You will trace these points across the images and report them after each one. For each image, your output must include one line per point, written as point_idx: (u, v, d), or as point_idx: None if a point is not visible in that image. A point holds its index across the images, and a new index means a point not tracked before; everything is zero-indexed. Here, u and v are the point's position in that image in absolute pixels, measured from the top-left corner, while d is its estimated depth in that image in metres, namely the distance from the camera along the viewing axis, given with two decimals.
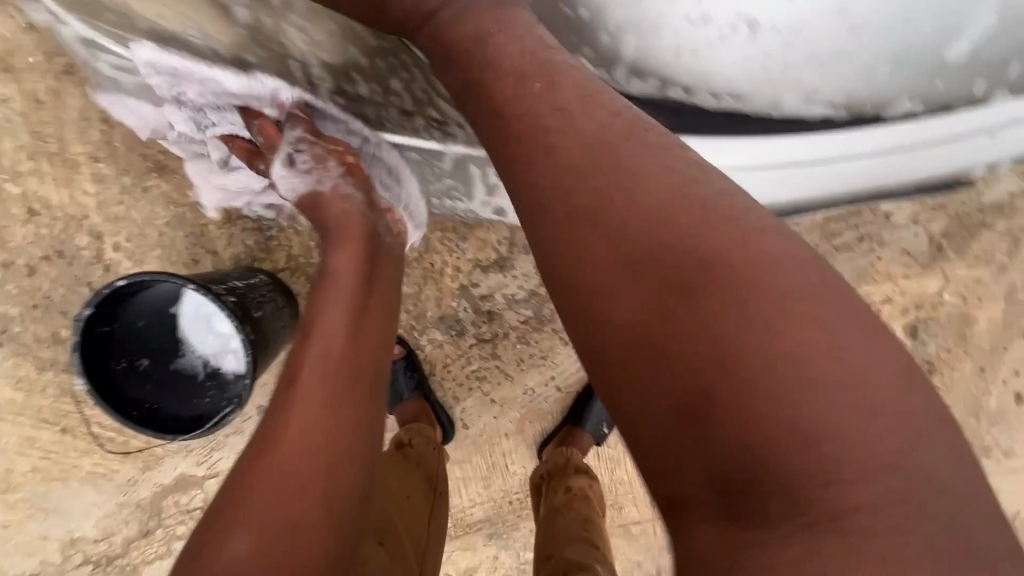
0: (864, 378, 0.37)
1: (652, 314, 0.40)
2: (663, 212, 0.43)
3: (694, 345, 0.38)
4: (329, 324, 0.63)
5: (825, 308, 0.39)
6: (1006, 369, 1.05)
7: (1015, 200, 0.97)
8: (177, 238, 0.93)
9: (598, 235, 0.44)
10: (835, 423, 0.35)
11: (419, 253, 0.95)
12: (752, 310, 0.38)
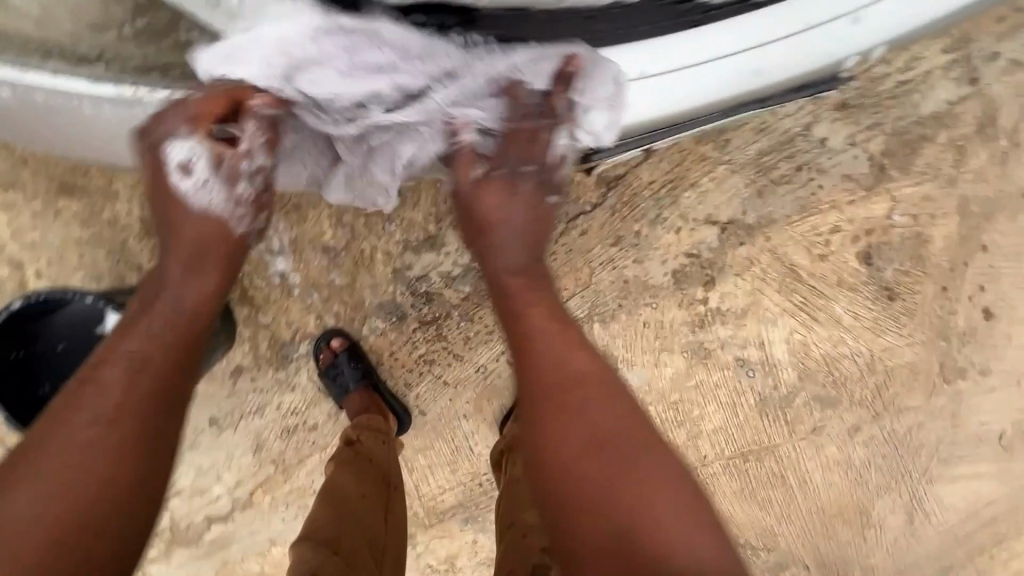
0: (664, 476, 0.55)
1: (547, 378, 0.61)
2: (552, 351, 0.63)
3: (570, 432, 0.58)
4: (148, 333, 0.57)
5: (630, 413, 0.59)
6: (970, 286, 1.01)
7: (954, 108, 0.93)
8: (98, 257, 0.91)
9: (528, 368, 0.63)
10: (658, 521, 0.52)
11: (347, 241, 0.92)
12: (596, 417, 0.58)
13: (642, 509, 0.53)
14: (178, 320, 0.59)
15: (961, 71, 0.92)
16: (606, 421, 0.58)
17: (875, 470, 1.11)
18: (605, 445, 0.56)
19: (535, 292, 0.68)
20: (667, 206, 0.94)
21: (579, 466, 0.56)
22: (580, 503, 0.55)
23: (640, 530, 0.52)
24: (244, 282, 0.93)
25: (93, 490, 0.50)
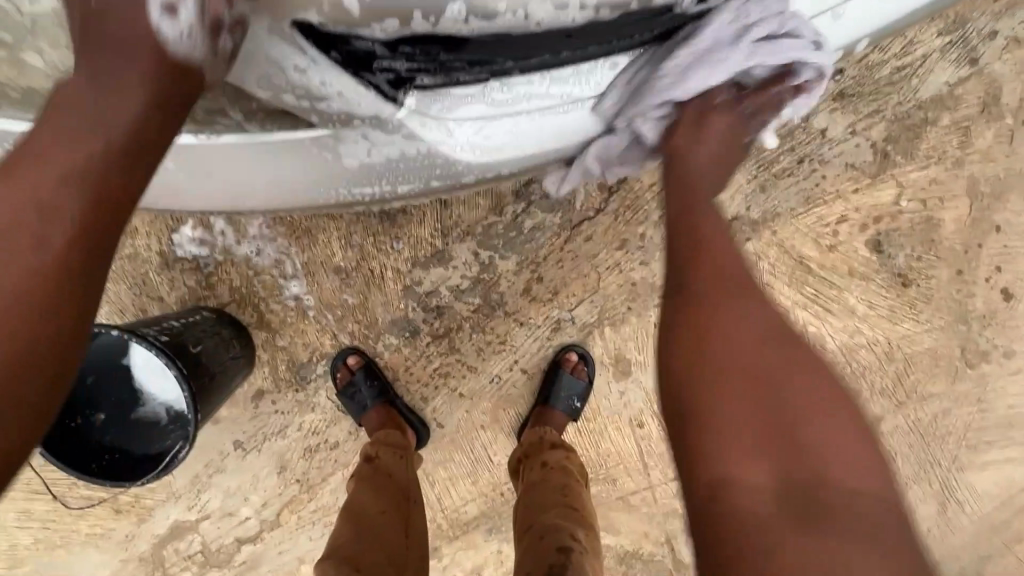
0: (830, 415, 0.48)
1: (715, 280, 0.54)
2: (714, 244, 0.56)
3: (756, 352, 0.50)
4: (85, 146, 0.45)
5: (791, 337, 0.52)
6: (986, 267, 1.00)
7: (955, 89, 0.92)
8: (121, 291, 0.94)
9: (682, 251, 0.56)
10: (824, 454, 0.46)
11: (357, 261, 0.94)
12: (758, 331, 0.52)
13: (824, 454, 0.46)
14: (127, 144, 0.47)
15: (959, 52, 0.91)
16: (769, 341, 0.51)
17: (902, 460, 1.09)
18: (782, 394, 0.48)
19: (698, 170, 0.60)
20: None
21: (758, 381, 0.49)
22: (751, 429, 0.47)
23: (817, 465, 0.46)
24: (259, 308, 0.96)
25: (14, 328, 0.41)
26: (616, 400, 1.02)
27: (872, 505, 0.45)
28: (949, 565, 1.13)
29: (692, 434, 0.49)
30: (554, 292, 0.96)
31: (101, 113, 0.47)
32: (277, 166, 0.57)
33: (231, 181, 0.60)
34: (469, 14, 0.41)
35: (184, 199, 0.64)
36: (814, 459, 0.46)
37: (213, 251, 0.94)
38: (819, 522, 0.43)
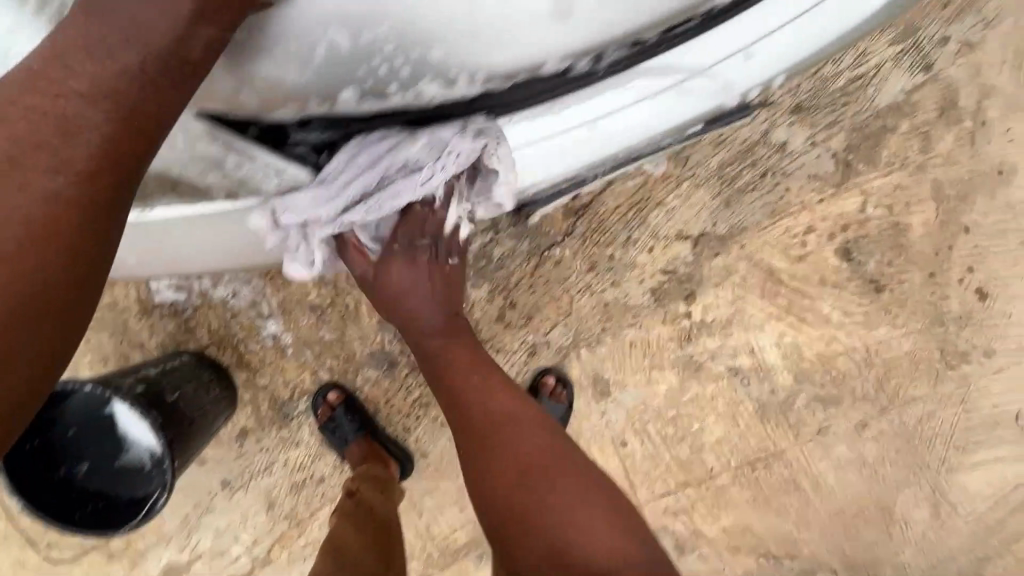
0: (581, 493, 0.67)
1: (474, 406, 0.73)
2: (481, 385, 0.75)
3: (512, 449, 0.69)
4: (115, 63, 0.37)
5: (545, 439, 0.70)
6: (959, 268, 1.00)
7: (911, 96, 0.93)
8: (104, 339, 0.96)
9: (467, 395, 0.74)
10: (579, 525, 0.64)
11: (332, 297, 0.96)
12: (522, 444, 0.69)
13: (556, 504, 0.65)
14: (159, 62, 0.38)
15: (912, 60, 0.92)
16: (530, 445, 0.69)
17: (890, 465, 1.08)
18: (529, 467, 0.68)
19: (459, 334, 0.79)
20: (637, 227, 0.95)
21: (516, 466, 0.68)
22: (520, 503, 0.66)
23: (571, 541, 0.63)
24: (239, 349, 0.97)
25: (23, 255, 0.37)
26: (598, 420, 1.02)
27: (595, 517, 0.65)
28: (947, 568, 1.12)
29: (503, 542, 0.67)
30: (528, 317, 0.97)
31: (132, 24, 0.37)
32: (221, 231, 0.51)
33: (178, 250, 0.55)
34: (361, 95, 0.39)
35: (128, 263, 0.57)
36: (555, 515, 0.64)
37: (190, 296, 0.95)
38: None
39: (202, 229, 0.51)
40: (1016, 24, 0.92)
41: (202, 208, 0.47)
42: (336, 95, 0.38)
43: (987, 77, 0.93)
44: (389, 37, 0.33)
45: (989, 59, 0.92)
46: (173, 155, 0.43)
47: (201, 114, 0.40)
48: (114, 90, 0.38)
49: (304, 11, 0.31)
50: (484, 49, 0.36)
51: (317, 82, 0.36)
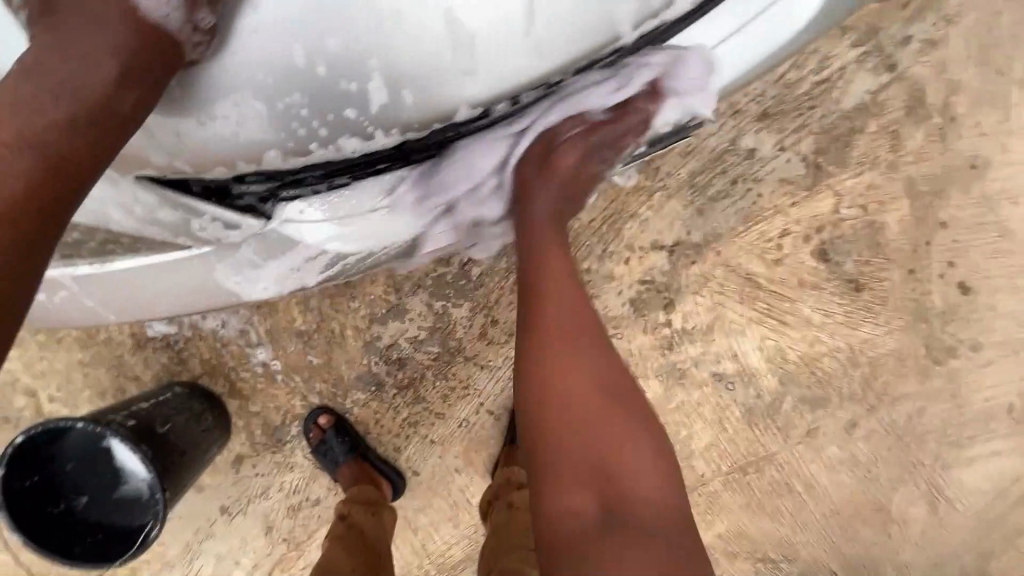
0: (650, 448, 0.56)
1: (561, 334, 0.58)
2: (578, 306, 0.60)
3: (591, 376, 0.57)
4: (49, 111, 0.42)
5: (632, 390, 0.58)
6: (939, 263, 1.00)
7: (877, 96, 0.94)
8: (100, 374, 0.99)
9: (558, 301, 0.60)
10: (636, 473, 0.54)
11: (317, 322, 0.98)
12: (605, 375, 0.58)
13: (626, 442, 0.55)
14: (86, 110, 0.42)
15: (876, 61, 0.93)
16: (611, 382, 0.57)
17: (883, 464, 1.08)
18: (611, 397, 0.57)
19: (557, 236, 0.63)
20: (612, 239, 0.97)
21: (578, 396, 0.56)
22: (563, 438, 0.56)
23: (626, 481, 0.53)
24: (230, 377, 1.00)
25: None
26: None
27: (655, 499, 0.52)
28: (950, 566, 1.11)
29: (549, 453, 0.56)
30: (510, 333, 0.99)
31: (64, 82, 0.42)
32: (169, 289, 0.54)
33: (112, 302, 0.56)
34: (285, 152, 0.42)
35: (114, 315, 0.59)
36: (619, 449, 0.54)
37: (181, 328, 0.98)
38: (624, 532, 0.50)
39: (163, 280, 0.53)
40: (978, 19, 0.92)
41: (157, 259, 0.50)
42: (257, 151, 0.42)
43: (953, 73, 0.94)
44: (304, 90, 0.39)
45: (953, 56, 0.93)
46: (119, 215, 0.46)
47: (141, 177, 0.44)
48: (45, 138, 0.42)
49: (235, 73, 0.38)
50: (390, 100, 0.40)
51: (250, 138, 0.41)
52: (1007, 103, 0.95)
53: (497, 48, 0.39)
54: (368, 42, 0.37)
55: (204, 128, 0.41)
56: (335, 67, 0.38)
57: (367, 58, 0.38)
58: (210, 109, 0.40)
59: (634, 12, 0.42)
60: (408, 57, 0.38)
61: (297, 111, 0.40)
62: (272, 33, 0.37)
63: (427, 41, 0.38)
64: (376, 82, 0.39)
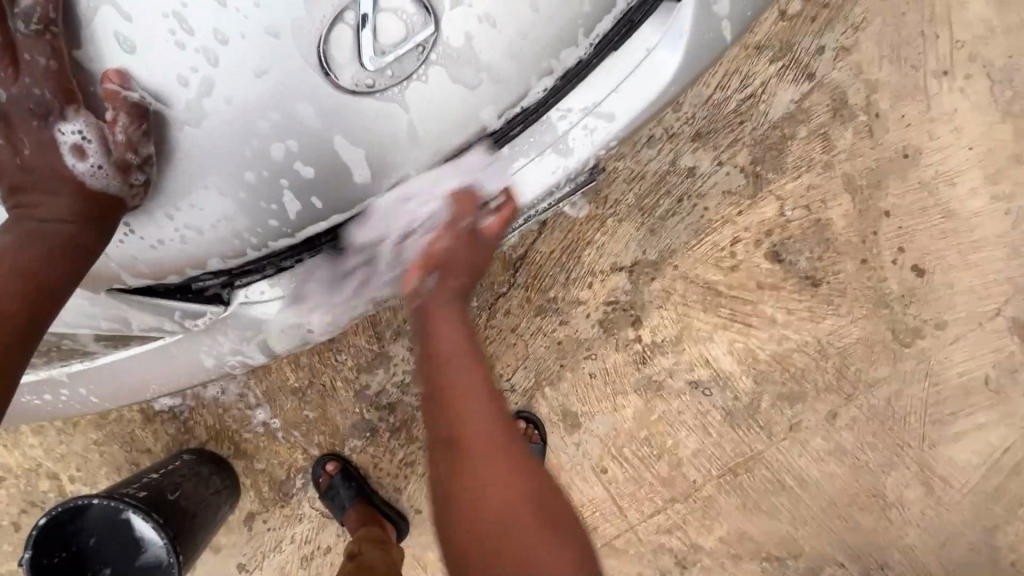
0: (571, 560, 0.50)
1: (468, 445, 0.51)
2: (485, 403, 0.52)
3: (506, 487, 0.51)
4: (26, 249, 0.44)
5: (548, 499, 0.53)
6: (889, 249, 1.04)
7: (803, 103, 1.00)
8: (115, 449, 1.06)
9: (473, 402, 0.52)
10: None
11: (309, 378, 1.04)
12: (518, 481, 0.51)
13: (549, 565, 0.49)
14: (60, 242, 0.45)
15: (795, 72, 0.99)
16: (522, 495, 0.51)
17: (871, 450, 1.10)
18: (528, 516, 0.50)
19: (453, 331, 0.52)
20: (573, 267, 1.03)
21: (495, 512, 0.50)
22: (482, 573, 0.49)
23: None
24: (235, 440, 1.06)
25: None
26: (574, 451, 1.08)
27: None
28: (957, 544, 1.12)
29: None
30: (490, 367, 1.05)
31: (39, 228, 0.45)
32: (154, 374, 0.58)
33: (106, 395, 0.61)
34: (225, 256, 0.48)
35: (113, 405, 0.62)
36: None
37: (185, 399, 1.05)
38: None
39: (146, 366, 0.57)
40: (885, 23, 0.99)
41: (142, 347, 0.56)
42: (201, 259, 0.48)
43: (870, 74, 1.00)
44: (231, 208, 0.46)
45: (867, 57, 1.00)
46: (103, 322, 0.51)
47: (113, 290, 0.50)
48: (24, 268, 0.44)
49: (173, 202, 0.45)
50: (303, 202, 0.47)
51: (194, 249, 0.47)
52: (927, 94, 1.01)
53: (383, 149, 0.46)
54: (279, 167, 0.45)
55: (156, 246, 0.47)
56: (251, 188, 0.45)
57: (280, 180, 0.45)
58: (157, 233, 0.47)
59: (496, 107, 0.47)
60: (313, 174, 0.46)
61: (233, 227, 0.47)
62: (198, 170, 0.44)
63: (320, 152, 0.45)
64: (287, 192, 0.46)
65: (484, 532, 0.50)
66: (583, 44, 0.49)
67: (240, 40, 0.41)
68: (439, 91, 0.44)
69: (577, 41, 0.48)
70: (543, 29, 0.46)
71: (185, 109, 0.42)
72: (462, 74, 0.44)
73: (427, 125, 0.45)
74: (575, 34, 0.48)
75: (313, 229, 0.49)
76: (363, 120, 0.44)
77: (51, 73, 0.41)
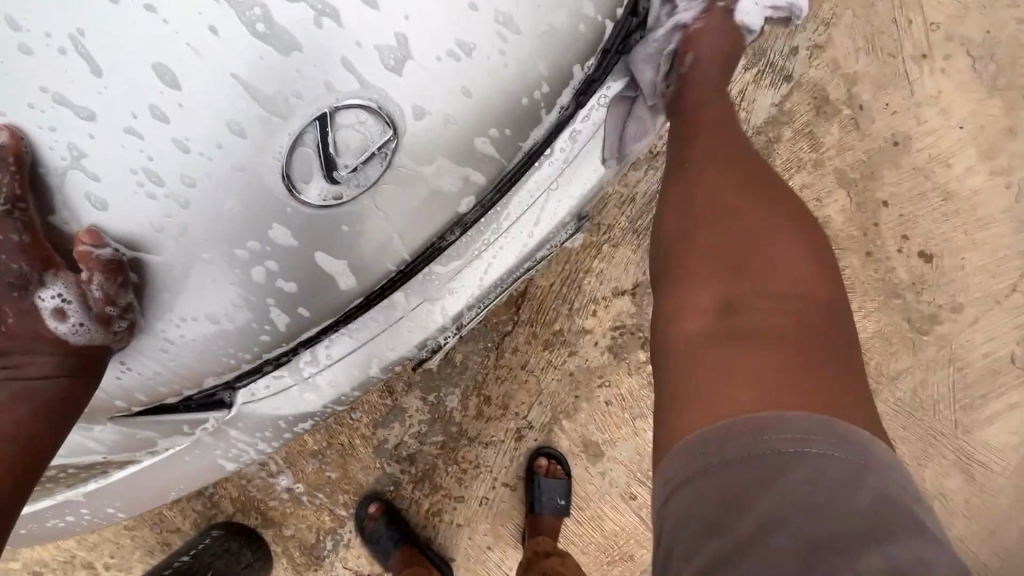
0: (789, 269, 0.53)
1: (702, 146, 0.61)
2: (724, 126, 0.62)
3: (728, 184, 0.58)
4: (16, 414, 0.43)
5: (781, 216, 0.56)
6: (893, 239, 1.02)
7: (784, 105, 0.99)
8: (146, 532, 1.07)
9: (707, 121, 0.63)
10: (769, 285, 0.52)
11: (327, 439, 1.04)
12: (744, 184, 0.57)
13: (767, 253, 0.53)
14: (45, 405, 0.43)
15: (771, 77, 0.99)
16: (746, 194, 0.57)
17: (903, 444, 1.07)
18: (747, 207, 0.56)
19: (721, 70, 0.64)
20: (575, 297, 1.02)
21: (714, 192, 0.57)
22: (698, 238, 0.56)
23: (759, 285, 0.52)
24: (261, 508, 1.06)
25: None
26: (601, 481, 1.06)
27: (834, 424, 0.44)
28: (1009, 529, 1.08)
29: (676, 253, 0.57)
30: (505, 407, 1.04)
31: (24, 387, 0.43)
32: (172, 480, 0.58)
33: (127, 505, 0.61)
34: (219, 375, 0.45)
35: (136, 510, 0.63)
36: (761, 259, 0.53)
37: None
38: (749, 341, 0.49)
39: (165, 473, 0.57)
40: (854, 15, 0.98)
41: (148, 459, 0.55)
42: (196, 379, 0.44)
43: (848, 68, 0.99)
44: (218, 330, 0.41)
45: (842, 52, 0.99)
46: (116, 446, 0.51)
47: (116, 417, 0.48)
48: (15, 435, 0.43)
49: (160, 332, 0.41)
50: (291, 311, 0.42)
51: (186, 374, 0.44)
52: (909, 80, 0.99)
53: (366, 252, 0.41)
54: (262, 285, 0.40)
55: (146, 375, 0.44)
56: (235, 309, 0.40)
57: (268, 305, 0.41)
58: (147, 363, 0.43)
59: (473, 197, 0.42)
60: (297, 287, 0.41)
61: (223, 347, 0.43)
62: (179, 298, 0.39)
63: (300, 266, 0.40)
64: (274, 306, 0.41)
65: (703, 204, 0.57)
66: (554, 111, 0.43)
67: (209, 178, 0.35)
68: (420, 196, 0.40)
69: (542, 117, 0.41)
70: (507, 114, 0.39)
71: (160, 244, 0.37)
72: (440, 180, 0.40)
73: (411, 220, 0.41)
74: (539, 113, 0.41)
75: (306, 335, 0.45)
76: (343, 234, 0.39)
77: (26, 246, 0.37)
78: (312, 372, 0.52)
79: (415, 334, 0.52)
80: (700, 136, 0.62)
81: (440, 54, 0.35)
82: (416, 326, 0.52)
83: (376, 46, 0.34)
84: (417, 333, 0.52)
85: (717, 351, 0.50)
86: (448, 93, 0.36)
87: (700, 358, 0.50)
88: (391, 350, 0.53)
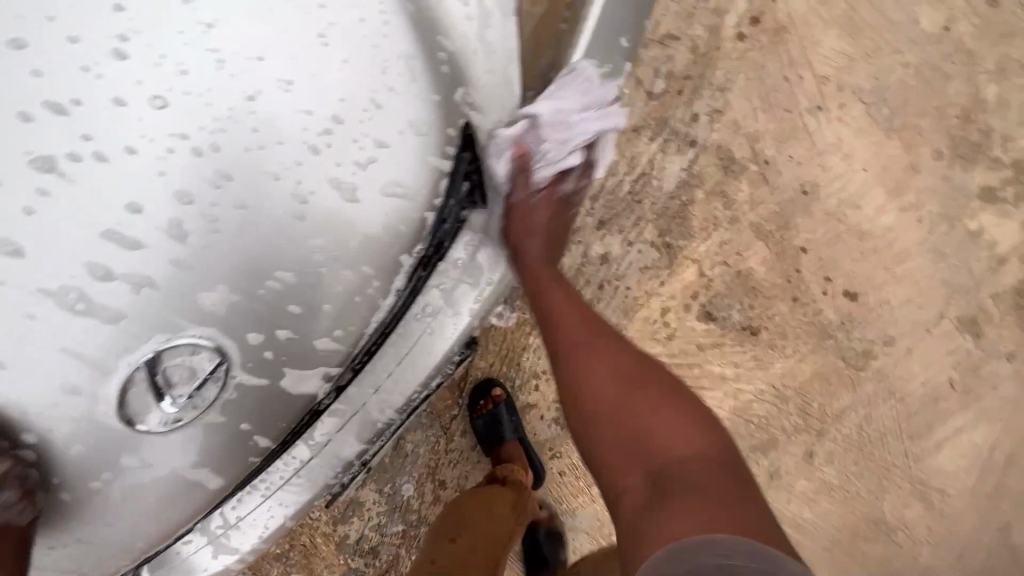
0: (677, 420, 0.60)
1: (572, 337, 0.69)
2: (577, 308, 0.72)
3: (600, 365, 0.66)
4: None
5: (655, 378, 0.65)
6: (817, 282, 1.06)
7: (693, 168, 1.04)
8: None
9: (557, 309, 0.71)
10: (668, 443, 0.58)
11: (289, 540, 1.05)
12: (615, 362, 0.66)
13: (651, 417, 0.60)
14: None
15: (678, 143, 1.03)
16: (613, 367, 0.65)
17: (858, 479, 1.08)
18: (621, 380, 0.64)
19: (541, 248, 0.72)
20: (515, 374, 1.05)
21: (594, 376, 0.65)
22: (599, 429, 0.63)
23: (660, 449, 0.58)
24: None
25: None
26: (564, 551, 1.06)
27: (750, 542, 0.47)
28: (975, 553, 1.09)
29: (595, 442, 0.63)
30: (460, 489, 1.06)
31: None
32: None
33: None
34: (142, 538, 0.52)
35: None
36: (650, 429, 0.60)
37: None
38: (676, 498, 0.53)
39: None
40: (748, 78, 1.03)
41: None
42: (119, 543, 0.52)
43: (748, 127, 1.03)
44: (123, 506, 0.48)
45: (742, 113, 1.03)
46: None
47: None
48: None
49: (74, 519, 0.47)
50: (186, 479, 0.50)
51: (105, 542, 0.51)
52: (807, 132, 1.04)
53: (243, 418, 0.50)
54: (151, 469, 0.47)
55: (66, 550, 0.50)
56: (134, 490, 0.48)
57: (164, 485, 0.49)
58: (62, 542, 0.49)
59: (333, 360, 0.53)
60: (188, 463, 0.49)
61: (136, 515, 0.50)
62: (79, 494, 0.46)
63: (186, 449, 0.48)
64: (171, 480, 0.49)
65: (586, 400, 0.65)
66: (396, 288, 0.54)
67: (78, 405, 0.41)
68: (283, 373, 0.50)
69: (380, 300, 0.53)
70: (346, 302, 0.51)
71: (42, 457, 0.43)
72: (300, 358, 0.50)
73: (282, 391, 0.51)
74: (375, 295, 0.53)
75: (195, 505, 0.53)
76: (222, 418, 0.48)
77: None
78: (235, 518, 0.59)
79: (328, 472, 0.62)
80: (560, 331, 0.70)
81: (269, 277, 0.45)
82: (330, 461, 0.62)
83: (203, 283, 0.42)
84: (329, 471, 0.62)
85: (653, 519, 0.53)
86: (285, 302, 0.47)
87: (641, 535, 0.53)
88: (307, 485, 0.61)
